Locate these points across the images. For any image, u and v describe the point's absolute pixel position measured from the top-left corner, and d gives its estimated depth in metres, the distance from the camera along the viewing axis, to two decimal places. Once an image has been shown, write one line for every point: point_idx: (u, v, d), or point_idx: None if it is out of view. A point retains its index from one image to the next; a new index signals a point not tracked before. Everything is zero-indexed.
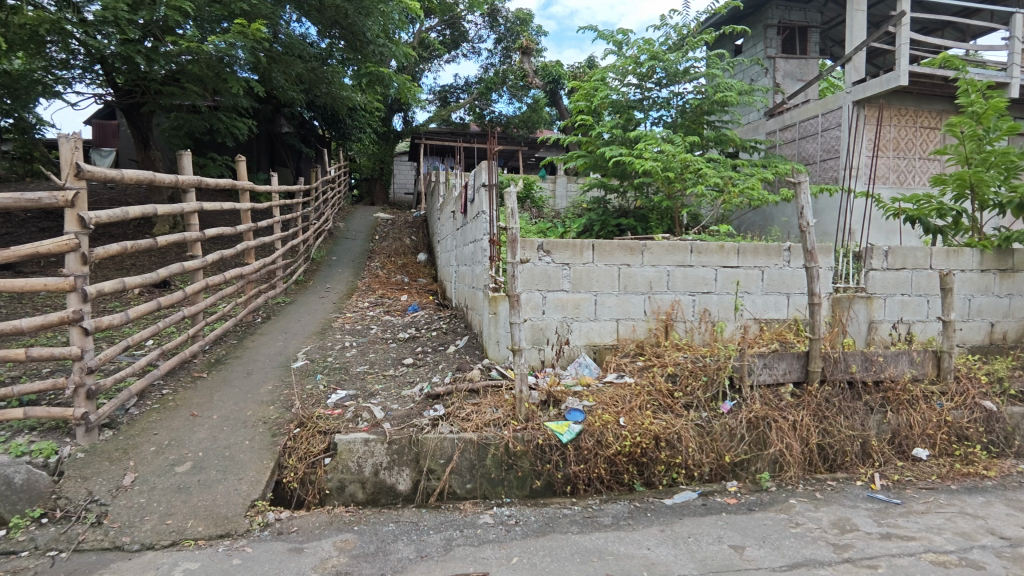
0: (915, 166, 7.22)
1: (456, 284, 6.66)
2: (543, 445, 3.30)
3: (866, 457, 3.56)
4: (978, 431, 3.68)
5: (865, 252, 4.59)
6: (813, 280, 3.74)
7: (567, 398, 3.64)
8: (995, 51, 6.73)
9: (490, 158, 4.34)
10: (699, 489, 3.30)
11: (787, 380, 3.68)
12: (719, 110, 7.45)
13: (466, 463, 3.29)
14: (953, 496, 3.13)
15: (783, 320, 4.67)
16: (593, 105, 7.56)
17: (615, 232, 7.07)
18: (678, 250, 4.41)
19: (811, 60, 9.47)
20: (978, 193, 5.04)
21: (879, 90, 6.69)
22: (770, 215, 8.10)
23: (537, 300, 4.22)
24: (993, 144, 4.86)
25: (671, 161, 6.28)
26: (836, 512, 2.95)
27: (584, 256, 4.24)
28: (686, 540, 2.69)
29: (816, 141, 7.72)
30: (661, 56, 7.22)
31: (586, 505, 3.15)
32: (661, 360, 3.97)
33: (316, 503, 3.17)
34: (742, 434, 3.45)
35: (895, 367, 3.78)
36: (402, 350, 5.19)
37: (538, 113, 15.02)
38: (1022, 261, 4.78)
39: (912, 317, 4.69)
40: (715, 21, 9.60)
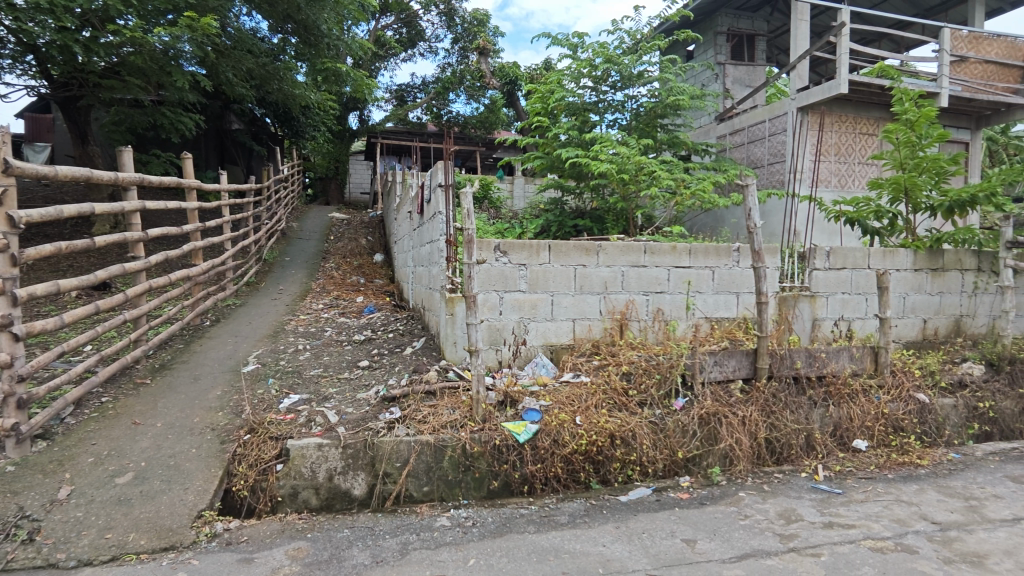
0: (854, 170, 7.57)
1: (413, 285, 6.59)
2: (500, 445, 3.30)
3: (810, 450, 3.70)
4: (912, 422, 3.87)
5: (809, 252, 4.78)
6: (760, 280, 3.87)
7: (524, 398, 3.66)
8: (927, 62, 7.11)
9: (446, 159, 4.33)
10: (653, 485, 3.36)
11: (736, 377, 3.81)
12: (672, 114, 7.62)
13: (423, 465, 3.26)
14: (890, 485, 3.29)
15: (732, 318, 4.82)
16: (550, 107, 7.63)
17: (572, 232, 7.16)
18: (632, 251, 4.49)
19: (758, 67, 9.81)
20: (911, 197, 5.33)
21: (821, 98, 6.98)
22: (720, 216, 8.33)
23: (494, 300, 4.21)
24: (925, 150, 5.13)
25: (626, 163, 6.40)
26: (782, 503, 3.06)
27: (540, 257, 4.27)
28: (640, 536, 2.74)
29: (763, 145, 8.00)
30: (616, 59, 7.34)
31: (543, 504, 3.16)
32: (616, 359, 4.04)
33: (267, 511, 3.07)
34: (694, 430, 3.54)
35: (836, 363, 3.97)
36: (357, 352, 5.10)
37: (495, 113, 15.05)
38: (951, 260, 5.07)
39: (852, 314, 4.91)
40: (667, 27, 9.82)
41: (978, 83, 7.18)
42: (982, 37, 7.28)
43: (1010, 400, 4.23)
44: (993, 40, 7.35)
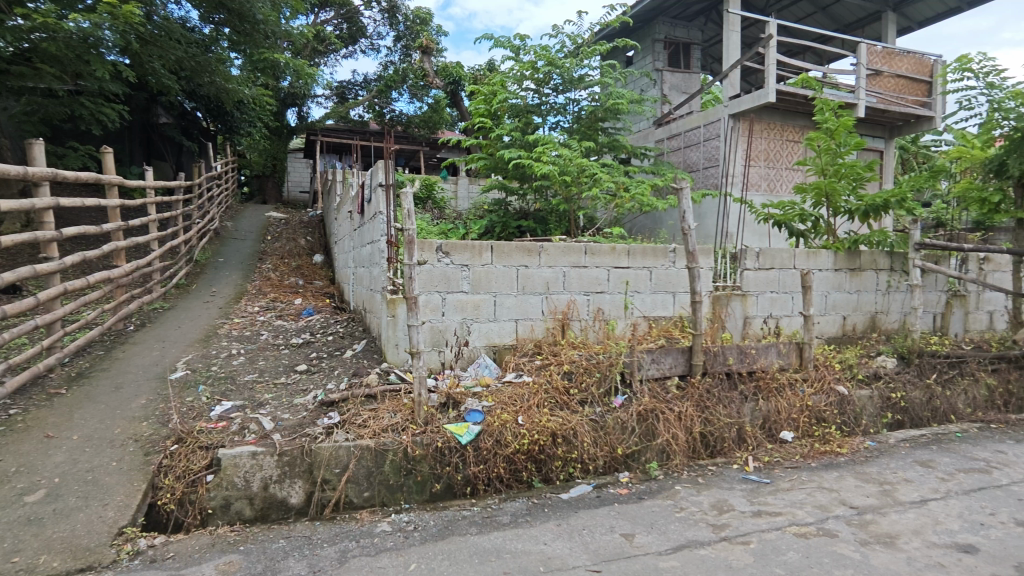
0: (782, 174, 7.97)
1: (353, 286, 6.45)
2: (442, 448, 3.27)
3: (741, 442, 3.85)
4: (833, 413, 4.11)
5: (739, 253, 4.99)
6: (695, 279, 4.01)
7: (467, 399, 3.65)
8: (846, 75, 7.57)
9: (386, 158, 4.27)
10: (594, 482, 3.41)
11: (672, 374, 3.93)
12: (612, 118, 7.79)
13: (363, 471, 3.19)
14: (813, 473, 3.48)
15: (669, 317, 4.97)
16: (493, 108, 7.65)
17: (515, 233, 7.21)
18: (573, 251, 4.57)
19: (693, 74, 10.17)
20: (832, 201, 5.66)
21: (751, 106, 7.31)
22: (659, 218, 8.56)
23: (436, 301, 4.17)
24: (844, 157, 5.45)
25: (568, 165, 6.50)
26: (715, 495, 3.18)
27: (482, 258, 4.27)
28: (581, 533, 2.78)
29: (699, 150, 8.29)
30: (558, 63, 7.43)
31: (485, 505, 3.16)
32: (558, 359, 4.09)
33: (196, 525, 2.92)
34: (633, 426, 3.62)
35: (766, 359, 4.17)
36: (295, 356, 4.93)
37: (438, 113, 14.93)
38: (867, 261, 5.42)
39: (780, 312, 5.17)
40: (608, 34, 10.04)
41: (891, 96, 7.70)
42: (894, 53, 7.81)
43: (920, 390, 4.53)
44: (904, 56, 7.90)
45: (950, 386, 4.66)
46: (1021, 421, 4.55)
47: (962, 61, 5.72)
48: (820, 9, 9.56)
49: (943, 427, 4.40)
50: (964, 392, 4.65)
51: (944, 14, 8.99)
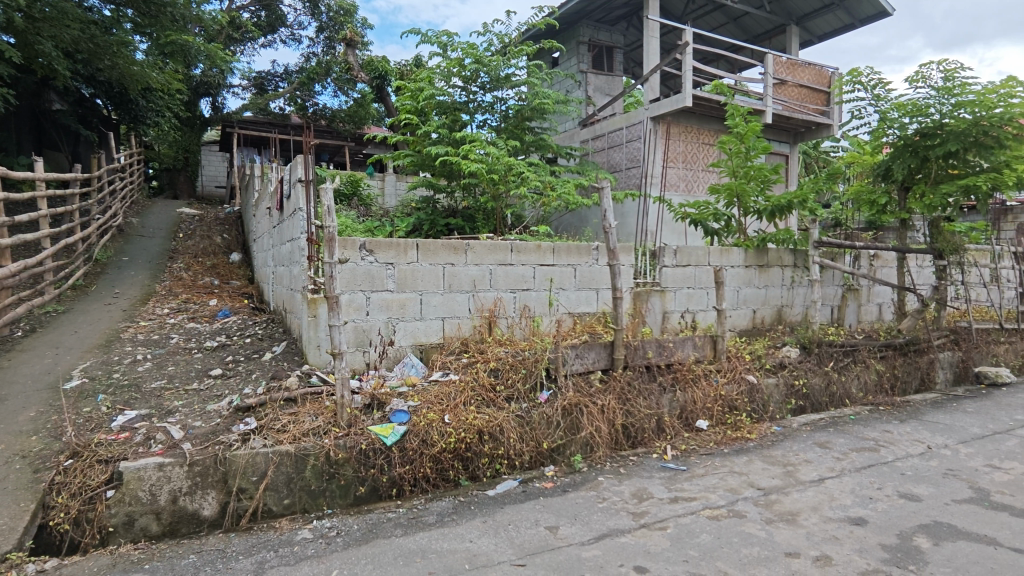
0: (697, 176, 8.37)
1: (273, 286, 6.19)
2: (366, 450, 3.20)
3: (660, 432, 4.01)
4: (744, 401, 4.36)
5: (658, 250, 5.20)
6: (616, 276, 4.13)
7: (392, 399, 3.59)
8: (755, 83, 8.05)
9: (306, 153, 4.13)
10: (519, 477, 3.45)
11: (595, 368, 4.04)
12: (538, 117, 7.89)
13: (283, 477, 3.06)
14: (725, 458, 3.68)
15: (592, 313, 5.11)
16: (420, 105, 7.55)
17: (443, 231, 7.24)
18: (499, 249, 4.60)
19: (616, 77, 10.49)
20: (743, 201, 6.00)
21: (670, 109, 7.62)
22: (584, 216, 8.76)
23: (360, 301, 4.07)
24: (753, 160, 5.78)
25: (495, 163, 6.53)
26: (636, 484, 3.30)
27: (408, 256, 4.21)
28: (506, 528, 2.80)
29: (621, 151, 8.55)
30: (485, 61, 7.45)
31: (411, 506, 3.12)
32: (484, 356, 4.10)
33: (95, 545, 2.71)
34: (558, 421, 3.69)
35: (682, 352, 4.38)
36: (208, 360, 4.67)
37: (364, 108, 14.59)
38: (773, 258, 5.80)
39: (695, 306, 5.43)
40: (534, 34, 10.14)
41: (795, 103, 8.26)
42: (797, 64, 8.38)
43: (820, 376, 4.87)
44: (806, 67, 8.49)
45: (845, 371, 5.04)
46: (904, 403, 4.99)
47: (853, 74, 6.22)
48: (731, 20, 10.10)
49: (839, 411, 4.76)
50: (857, 377, 5.05)
51: (840, 30, 9.73)
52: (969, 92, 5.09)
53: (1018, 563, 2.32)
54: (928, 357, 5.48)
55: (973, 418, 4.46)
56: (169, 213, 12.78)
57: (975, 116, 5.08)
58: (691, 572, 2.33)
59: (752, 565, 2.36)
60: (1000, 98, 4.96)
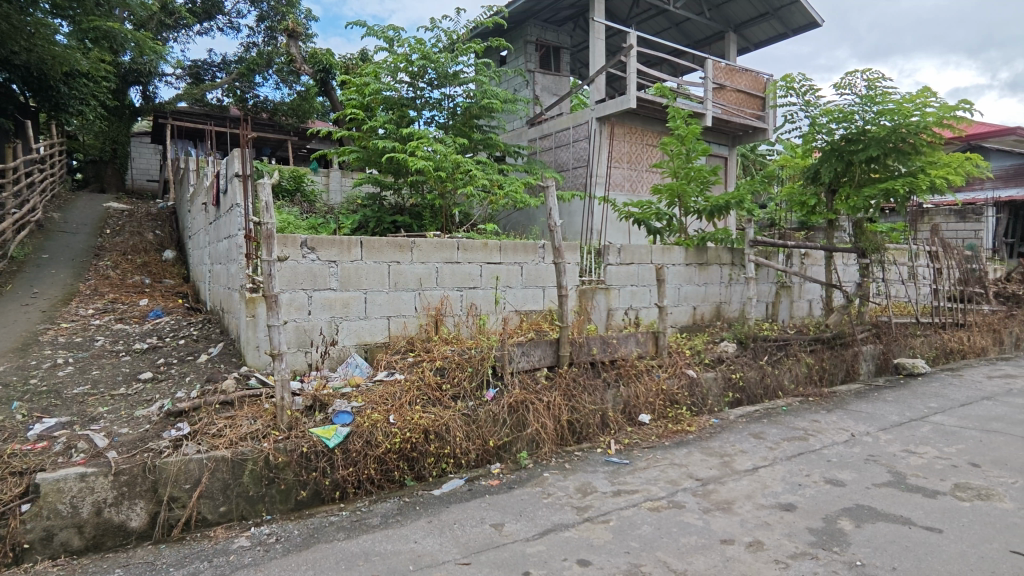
0: (641, 176, 8.57)
1: (209, 285, 5.92)
2: (308, 453, 3.11)
3: (605, 427, 4.09)
4: (684, 395, 4.50)
5: (603, 249, 5.31)
6: (561, 274, 4.17)
7: (335, 401, 3.50)
8: (696, 87, 8.30)
9: (243, 147, 3.99)
10: (465, 476, 3.45)
11: (541, 365, 4.08)
12: (486, 116, 7.88)
13: (218, 484, 2.94)
14: (666, 451, 3.78)
15: (539, 310, 5.17)
16: (365, 100, 7.40)
17: (390, 228, 7.15)
18: (446, 247, 4.57)
19: (563, 78, 10.61)
20: (683, 201, 6.17)
21: (615, 110, 7.78)
22: (531, 215, 8.81)
23: (301, 300, 3.96)
24: (693, 161, 5.98)
25: (443, 161, 6.49)
26: (580, 478, 3.35)
27: (352, 254, 4.13)
28: (452, 527, 2.79)
29: (568, 150, 8.64)
30: (432, 57, 7.38)
31: (355, 509, 3.06)
32: (430, 354, 4.06)
33: (8, 564, 2.53)
34: (505, 418, 3.70)
35: (625, 348, 4.48)
36: (137, 363, 4.42)
37: (308, 102, 14.20)
38: (712, 257, 6.00)
39: (639, 304, 5.57)
40: (482, 32, 10.12)
41: (733, 108, 8.58)
42: (735, 70, 8.70)
43: (756, 370, 5.07)
44: (743, 73, 8.82)
45: (777, 365, 5.26)
46: (831, 394, 5.25)
47: (786, 80, 6.51)
48: (673, 25, 10.38)
49: (772, 403, 4.96)
50: (788, 371, 5.27)
51: (774, 38, 10.18)
52: (889, 101, 5.41)
53: (928, 540, 2.49)
54: (852, 350, 5.79)
55: (892, 406, 4.76)
56: (94, 208, 12.02)
57: (894, 123, 5.41)
58: (632, 563, 2.38)
59: (690, 553, 2.44)
60: (916, 107, 5.30)
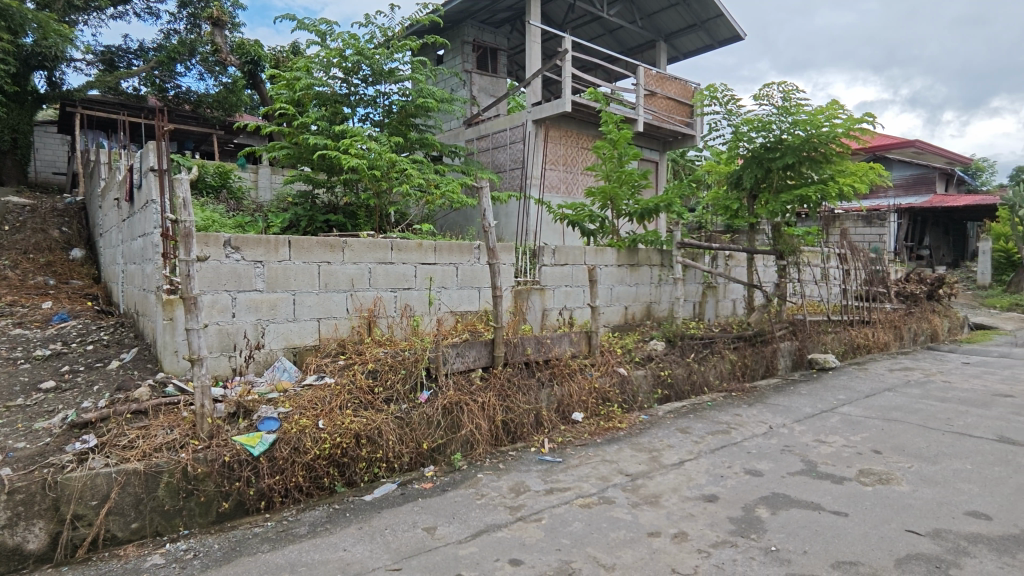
0: (576, 178, 8.73)
1: (122, 286, 5.54)
2: (230, 462, 2.96)
3: (539, 426, 4.13)
4: (615, 392, 4.60)
5: (538, 250, 5.38)
6: (496, 275, 4.17)
7: (260, 407, 3.36)
8: (628, 93, 8.53)
9: (159, 140, 3.75)
10: (398, 480, 3.39)
11: (476, 366, 4.06)
12: (422, 114, 7.77)
13: (130, 499, 2.75)
14: (597, 448, 3.86)
15: (474, 311, 5.16)
16: (296, 95, 7.13)
17: (322, 228, 6.99)
18: (378, 247, 4.48)
19: (500, 79, 10.64)
20: (616, 204, 6.33)
21: (551, 113, 7.91)
22: (468, 215, 8.78)
23: (224, 301, 3.78)
24: (625, 166, 6.13)
25: (378, 159, 6.37)
26: (514, 478, 3.37)
27: (279, 254, 3.98)
28: (383, 532, 2.73)
29: (505, 152, 8.68)
30: (367, 53, 7.23)
31: (281, 519, 2.94)
32: (362, 356, 3.96)
33: None
34: (438, 420, 3.66)
35: (559, 347, 4.54)
36: (39, 371, 4.07)
37: (235, 95, 13.57)
38: (643, 258, 6.19)
39: (572, 304, 5.66)
40: (418, 30, 10.00)
41: (663, 114, 8.89)
42: (665, 78, 9.01)
43: (684, 367, 5.26)
44: (673, 81, 9.15)
45: (703, 362, 5.48)
46: (752, 388, 5.53)
47: (711, 90, 6.81)
48: (607, 32, 10.63)
49: (698, 398, 5.15)
50: (713, 367, 5.49)
51: (701, 49, 10.64)
52: (803, 112, 5.75)
53: (835, 523, 2.67)
54: (771, 347, 6.12)
55: (806, 399, 5.08)
56: None
57: (807, 134, 5.78)
58: (563, 560, 2.42)
59: (619, 547, 2.50)
60: (826, 119, 5.66)
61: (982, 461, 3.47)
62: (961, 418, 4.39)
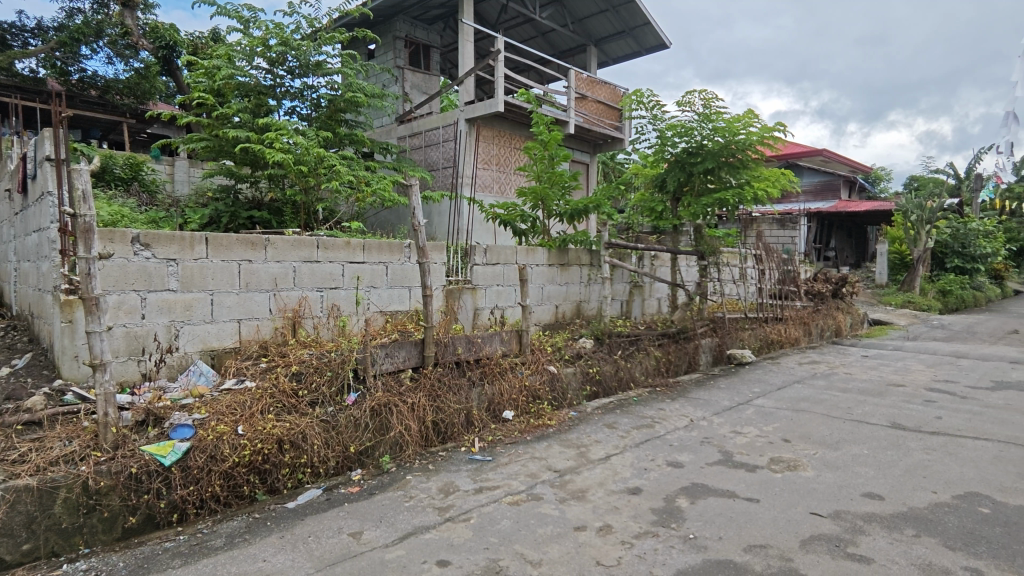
0: (508, 178, 8.78)
1: (14, 285, 5.06)
2: (137, 474, 2.77)
3: (469, 425, 4.11)
4: (546, 390, 4.66)
5: (469, 249, 5.36)
6: (426, 274, 4.11)
7: (173, 414, 3.16)
8: (560, 95, 8.67)
9: (56, 127, 3.43)
10: (324, 485, 3.28)
11: (405, 366, 4.00)
12: (352, 110, 7.57)
13: (21, 519, 2.52)
14: (527, 446, 3.90)
15: (405, 310, 5.09)
16: (216, 85, 6.75)
17: (245, 225, 6.71)
18: (304, 245, 4.33)
19: (433, 76, 10.53)
20: (546, 204, 6.41)
21: (483, 113, 7.93)
22: (399, 214, 8.64)
23: (132, 302, 3.53)
24: (556, 167, 6.22)
25: (305, 154, 6.16)
26: (443, 478, 3.34)
27: (194, 252, 3.76)
28: (306, 540, 2.64)
29: (438, 150, 8.60)
30: (292, 43, 6.95)
31: (195, 532, 2.78)
32: (286, 359, 3.81)
33: None
34: (366, 422, 3.58)
35: (490, 346, 4.55)
36: None
37: (149, 81, 12.51)
38: (573, 258, 6.32)
39: (504, 303, 5.69)
40: (348, 23, 9.74)
41: (593, 118, 9.10)
42: (595, 81, 9.22)
43: (611, 364, 5.41)
44: (602, 85, 9.38)
45: (630, 359, 5.65)
46: (675, 383, 5.76)
47: (638, 95, 7.05)
48: (540, 35, 10.77)
49: (625, 394, 5.30)
50: (639, 363, 5.68)
51: (629, 55, 10.99)
52: (722, 119, 6.04)
53: (747, 509, 2.82)
54: (694, 343, 6.39)
55: (724, 392, 5.35)
56: None
57: (725, 140, 6.07)
58: (491, 558, 2.42)
59: (546, 543, 2.54)
60: (743, 127, 5.98)
61: (877, 446, 3.77)
62: (860, 407, 4.76)
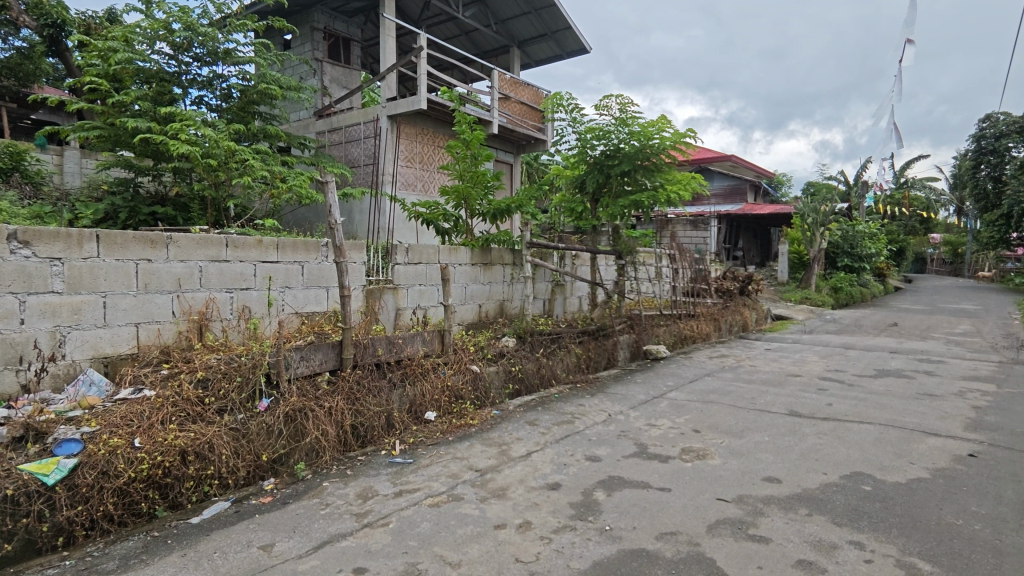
0: (430, 176, 8.69)
1: None
2: (14, 496, 2.49)
3: (390, 428, 4.04)
4: (468, 390, 4.65)
5: (390, 248, 5.26)
6: (343, 274, 3.98)
7: (58, 428, 2.88)
8: (483, 95, 8.67)
9: None
10: (232, 497, 3.11)
11: (322, 369, 3.87)
12: (266, 102, 7.23)
13: None
14: (450, 446, 3.88)
15: (322, 311, 4.93)
16: (111, 70, 6.21)
17: (146, 221, 6.28)
18: (210, 244, 4.08)
19: (353, 70, 10.23)
20: (469, 203, 6.40)
21: (405, 110, 7.76)
22: (317, 211, 8.34)
23: (8, 306, 3.16)
24: (478, 166, 6.20)
25: (213, 147, 5.81)
26: (362, 483, 3.26)
27: (83, 250, 3.45)
28: (210, 557, 2.49)
29: (358, 146, 8.38)
30: (199, 29, 6.53)
31: (84, 555, 2.55)
32: (191, 365, 3.58)
33: None
34: (279, 429, 3.42)
35: (412, 347, 4.49)
36: None
37: (33, 63, 11.20)
38: (496, 257, 6.34)
39: (427, 303, 5.63)
40: (261, 10, 9.27)
41: (516, 118, 9.17)
42: (518, 82, 9.30)
43: (534, 361, 5.49)
44: (525, 87, 9.47)
45: (551, 356, 5.76)
46: (595, 379, 5.94)
47: (558, 98, 7.19)
48: (462, 33, 10.72)
49: (546, 391, 5.40)
50: (561, 360, 5.79)
51: (550, 58, 11.19)
52: (637, 124, 6.28)
53: (659, 498, 2.95)
54: (612, 340, 6.61)
55: (641, 386, 5.56)
56: None
57: (640, 144, 6.30)
58: (410, 562, 2.39)
59: (466, 543, 2.53)
60: (657, 132, 6.24)
61: (776, 432, 4.05)
62: (763, 397, 5.10)
